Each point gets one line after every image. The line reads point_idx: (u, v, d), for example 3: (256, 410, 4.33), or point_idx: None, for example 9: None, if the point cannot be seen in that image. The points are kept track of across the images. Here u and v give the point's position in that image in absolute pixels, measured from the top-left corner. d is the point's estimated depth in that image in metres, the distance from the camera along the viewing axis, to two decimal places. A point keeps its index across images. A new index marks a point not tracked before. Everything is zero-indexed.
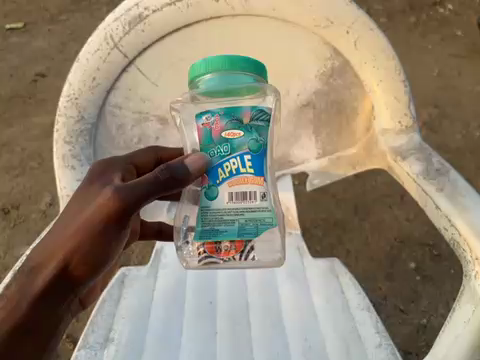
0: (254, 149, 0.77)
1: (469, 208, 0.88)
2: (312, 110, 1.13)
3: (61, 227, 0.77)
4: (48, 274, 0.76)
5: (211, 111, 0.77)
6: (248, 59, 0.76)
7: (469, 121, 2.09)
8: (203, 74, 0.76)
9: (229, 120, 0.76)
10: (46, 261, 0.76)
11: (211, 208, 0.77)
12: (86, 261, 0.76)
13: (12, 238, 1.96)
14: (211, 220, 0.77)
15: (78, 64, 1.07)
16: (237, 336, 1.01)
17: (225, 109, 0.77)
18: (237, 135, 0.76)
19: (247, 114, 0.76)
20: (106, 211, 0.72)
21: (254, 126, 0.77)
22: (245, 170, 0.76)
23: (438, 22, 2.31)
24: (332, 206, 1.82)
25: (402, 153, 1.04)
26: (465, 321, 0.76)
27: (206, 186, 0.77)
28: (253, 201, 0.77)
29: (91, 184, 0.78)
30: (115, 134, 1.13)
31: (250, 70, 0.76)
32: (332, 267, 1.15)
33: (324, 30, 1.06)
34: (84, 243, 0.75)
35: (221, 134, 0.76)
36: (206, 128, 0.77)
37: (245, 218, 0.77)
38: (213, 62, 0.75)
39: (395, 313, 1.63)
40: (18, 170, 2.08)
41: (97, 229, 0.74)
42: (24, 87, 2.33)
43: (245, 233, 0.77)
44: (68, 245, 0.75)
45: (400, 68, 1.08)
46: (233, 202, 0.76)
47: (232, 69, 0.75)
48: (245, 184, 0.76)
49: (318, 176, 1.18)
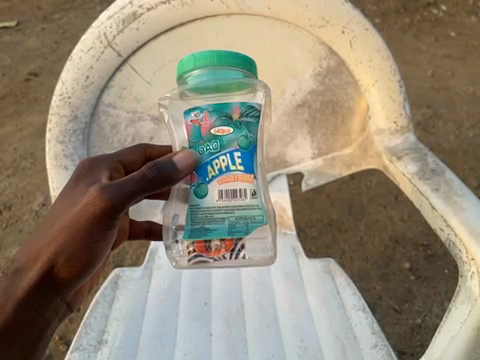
0: (243, 146, 0.75)
1: (464, 208, 0.87)
2: (307, 110, 1.13)
3: (45, 227, 0.76)
4: (33, 275, 0.75)
5: (200, 108, 0.76)
6: (237, 54, 0.76)
7: (463, 121, 2.06)
8: (192, 70, 0.75)
9: (219, 116, 0.75)
10: (31, 262, 0.75)
11: (201, 206, 0.76)
12: (72, 263, 0.75)
13: (5, 238, 1.85)
14: (201, 219, 0.76)
15: (71, 63, 1.06)
16: (233, 337, 1.00)
17: (214, 105, 0.76)
18: (226, 132, 0.75)
19: (236, 110, 0.76)
20: (90, 212, 0.71)
21: (244, 122, 0.76)
22: (235, 167, 0.75)
23: (431, 23, 2.39)
24: (327, 206, 1.86)
25: (397, 153, 1.03)
26: (462, 321, 0.76)
27: (195, 184, 0.75)
28: (243, 199, 0.75)
29: (78, 183, 0.77)
30: (109, 133, 1.11)
31: (239, 64, 0.76)
32: (328, 267, 1.14)
33: (320, 30, 1.06)
34: (70, 245, 0.74)
35: (211, 131, 0.75)
36: (195, 125, 0.76)
37: (235, 216, 0.76)
38: (201, 57, 0.75)
39: (389, 313, 1.61)
40: (11, 170, 2.05)
41: (82, 230, 0.73)
42: (16, 86, 2.31)
43: (235, 232, 0.76)
44: (52, 246, 0.74)
45: (396, 68, 1.07)
46: (223, 200, 0.75)
47: (220, 64, 0.74)
48: (235, 182, 0.75)
49: (313, 176, 1.16)
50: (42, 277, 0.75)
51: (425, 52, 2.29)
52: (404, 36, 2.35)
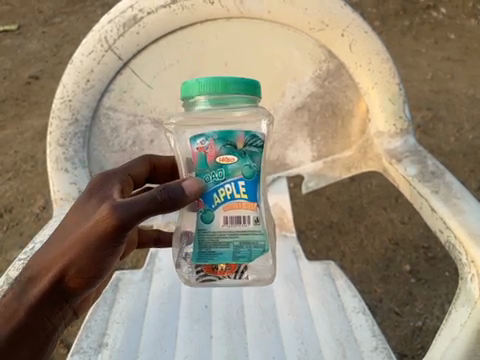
0: (247, 175, 0.75)
1: (464, 210, 0.87)
2: (307, 113, 1.13)
3: (56, 239, 0.76)
4: (43, 287, 0.75)
5: (206, 134, 0.74)
6: (244, 79, 0.72)
7: (463, 123, 2.06)
8: (197, 96, 0.71)
9: (224, 144, 0.74)
10: (41, 274, 0.75)
11: (208, 231, 0.76)
12: (82, 277, 0.75)
13: (6, 241, 1.86)
14: (207, 243, 0.76)
15: (72, 66, 1.07)
16: (233, 340, 1.00)
17: (218, 132, 0.74)
18: (231, 161, 0.74)
19: (240, 139, 0.74)
20: (100, 229, 0.70)
21: (248, 151, 0.75)
22: (239, 195, 0.75)
23: (432, 25, 2.38)
24: (327, 209, 1.86)
25: (396, 155, 1.04)
26: (462, 324, 0.76)
27: (202, 210, 0.75)
28: (247, 225, 0.76)
29: (92, 197, 0.76)
30: (110, 136, 1.11)
31: (245, 92, 0.72)
32: (328, 269, 1.14)
33: (319, 33, 1.06)
34: (80, 259, 0.73)
35: (216, 159, 0.74)
36: (201, 153, 0.74)
37: (240, 241, 0.76)
38: (206, 82, 0.70)
39: (390, 316, 1.61)
40: (12, 173, 2.05)
41: (92, 246, 0.72)
42: (17, 90, 2.32)
43: (239, 257, 0.77)
44: (62, 259, 0.73)
45: (395, 71, 1.08)
46: (228, 226, 0.76)
47: (226, 92, 0.71)
48: (239, 209, 0.75)
49: (313, 178, 1.16)
50: (52, 288, 0.75)
51: (425, 54, 2.30)
52: (404, 38, 2.36)
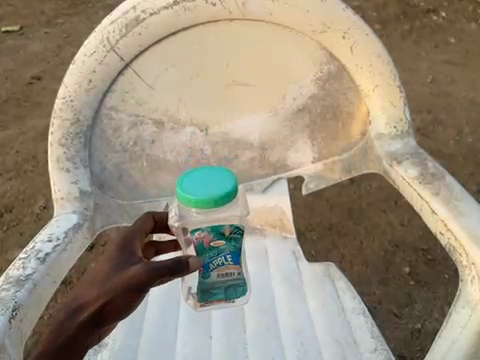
0: (234, 249, 0.87)
1: (465, 213, 0.88)
2: (308, 114, 1.12)
3: (87, 288, 0.80)
4: (66, 330, 0.77)
5: (201, 228, 0.84)
6: (228, 190, 0.82)
7: (462, 126, 2.06)
8: (191, 208, 0.82)
9: (216, 234, 0.85)
10: (68, 318, 0.78)
11: (205, 284, 0.88)
12: (109, 321, 0.78)
13: (6, 241, 1.84)
14: (205, 291, 0.88)
15: (74, 66, 1.07)
16: (233, 341, 1.00)
17: (210, 226, 0.84)
18: (221, 243, 0.85)
19: (228, 229, 0.85)
20: (129, 282, 0.76)
21: (233, 235, 0.86)
22: (227, 262, 0.87)
23: (432, 29, 2.42)
24: (327, 211, 1.87)
25: (397, 157, 1.04)
26: (462, 327, 0.77)
27: (200, 273, 0.87)
28: (233, 276, 0.88)
29: (116, 253, 0.83)
30: (111, 136, 1.10)
31: (229, 200, 0.82)
32: (328, 270, 1.14)
33: (321, 36, 1.07)
34: (111, 305, 0.77)
35: (210, 243, 0.85)
36: (198, 241, 0.84)
37: (229, 285, 0.89)
38: (198, 200, 0.81)
39: (389, 317, 1.60)
40: (13, 172, 2.05)
41: (118, 295, 0.77)
42: (19, 90, 2.32)
43: (230, 296, 0.90)
44: (89, 307, 0.77)
45: (396, 74, 1.09)
46: (221, 279, 0.88)
47: (215, 206, 0.81)
48: (228, 269, 0.87)
49: (313, 180, 1.15)
50: (82, 327, 0.77)
51: (425, 58, 2.31)
52: (404, 42, 2.37)
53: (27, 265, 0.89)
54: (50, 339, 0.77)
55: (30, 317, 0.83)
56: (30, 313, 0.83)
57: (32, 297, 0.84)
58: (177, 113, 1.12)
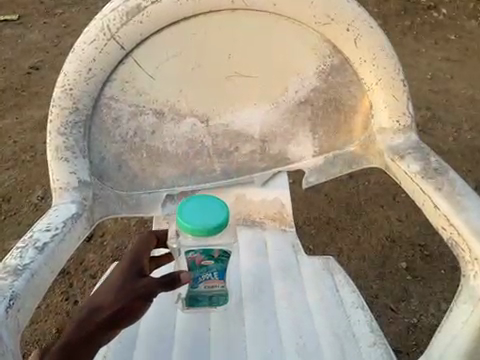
0: (220, 267, 0.98)
1: (468, 208, 0.87)
2: (310, 107, 1.11)
3: (103, 293, 0.90)
4: (86, 328, 0.85)
5: (194, 250, 0.95)
6: (220, 221, 0.93)
7: (461, 123, 2.06)
8: (188, 235, 0.93)
9: (206, 256, 0.96)
10: (88, 317, 0.87)
11: (193, 293, 1.00)
12: (123, 325, 0.89)
13: (3, 230, 1.82)
14: (192, 297, 1.01)
15: (74, 54, 1.06)
16: (231, 333, 1.00)
17: (202, 249, 0.95)
18: (209, 263, 0.97)
19: (216, 252, 0.96)
20: (144, 288, 0.90)
21: (220, 257, 0.97)
22: (214, 277, 0.99)
23: (432, 25, 2.41)
24: (325, 206, 1.86)
25: (399, 152, 1.04)
26: (464, 322, 0.78)
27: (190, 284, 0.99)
28: (218, 287, 1.00)
29: (126, 264, 0.95)
30: (111, 126, 1.09)
31: (221, 229, 0.94)
32: (327, 264, 1.14)
33: (325, 27, 1.06)
34: (126, 310, 0.88)
35: (201, 262, 0.96)
36: (190, 261, 0.96)
37: (214, 294, 1.01)
38: (194, 229, 0.92)
39: (386, 312, 1.61)
40: (11, 162, 2.02)
41: (133, 298, 0.89)
42: (17, 79, 2.29)
43: (214, 303, 1.02)
44: (108, 308, 0.88)
45: (399, 68, 1.08)
46: (207, 289, 1.00)
47: (209, 234, 0.93)
48: (214, 283, 1.00)
49: (314, 174, 1.13)
50: (100, 327, 0.86)
51: (425, 54, 2.30)
52: (405, 38, 2.37)
53: (24, 254, 0.88)
54: (73, 334, 0.85)
55: (27, 307, 0.82)
56: (28, 303, 0.82)
57: (29, 287, 0.84)
58: (178, 105, 1.11)
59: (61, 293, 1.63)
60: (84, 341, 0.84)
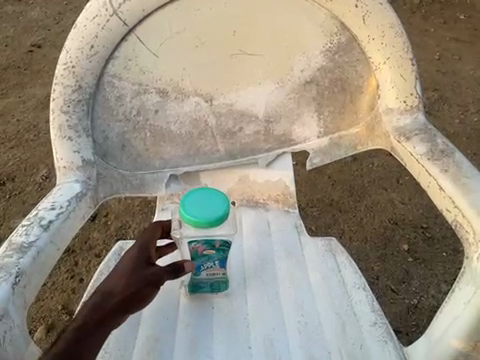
0: (222, 256, 1.01)
1: (473, 190, 0.87)
2: (315, 87, 1.10)
3: (114, 280, 0.89)
4: (99, 310, 0.83)
5: (196, 240, 0.97)
6: (221, 212, 0.95)
7: (468, 105, 2.03)
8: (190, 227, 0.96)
9: (208, 245, 0.98)
10: (101, 299, 0.85)
11: (194, 280, 1.01)
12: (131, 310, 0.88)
13: (9, 209, 1.82)
14: (194, 284, 1.02)
15: (76, 31, 1.04)
16: (234, 311, 1.01)
17: (204, 239, 0.97)
18: (211, 252, 0.99)
19: (218, 242, 0.98)
20: (155, 274, 0.91)
21: (222, 246, 0.99)
22: (216, 265, 1.01)
23: (441, 5, 2.39)
24: (329, 187, 1.86)
25: (406, 133, 1.02)
26: (465, 303, 0.78)
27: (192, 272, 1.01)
28: (219, 274, 1.02)
29: (134, 252, 0.93)
30: (113, 105, 1.08)
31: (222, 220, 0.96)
32: (329, 245, 1.14)
33: (332, 4, 1.04)
34: (137, 294, 0.88)
35: (203, 251, 0.99)
36: (193, 250, 0.98)
37: (215, 281, 1.03)
38: (196, 222, 0.94)
39: (386, 293, 1.62)
40: (14, 141, 2.02)
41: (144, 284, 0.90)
42: (19, 57, 2.27)
43: (215, 290, 1.04)
44: (120, 292, 0.87)
45: (408, 47, 1.06)
46: (208, 276, 1.02)
47: (210, 226, 0.95)
48: (215, 270, 1.01)
49: (318, 155, 1.12)
50: (114, 310, 0.85)
51: (433, 35, 2.26)
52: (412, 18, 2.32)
53: (30, 231, 0.88)
54: (87, 316, 0.82)
55: (34, 283, 0.83)
56: (34, 279, 0.83)
57: (35, 264, 0.84)
58: (181, 83, 1.10)
59: (66, 271, 1.65)
60: (97, 323, 0.81)
